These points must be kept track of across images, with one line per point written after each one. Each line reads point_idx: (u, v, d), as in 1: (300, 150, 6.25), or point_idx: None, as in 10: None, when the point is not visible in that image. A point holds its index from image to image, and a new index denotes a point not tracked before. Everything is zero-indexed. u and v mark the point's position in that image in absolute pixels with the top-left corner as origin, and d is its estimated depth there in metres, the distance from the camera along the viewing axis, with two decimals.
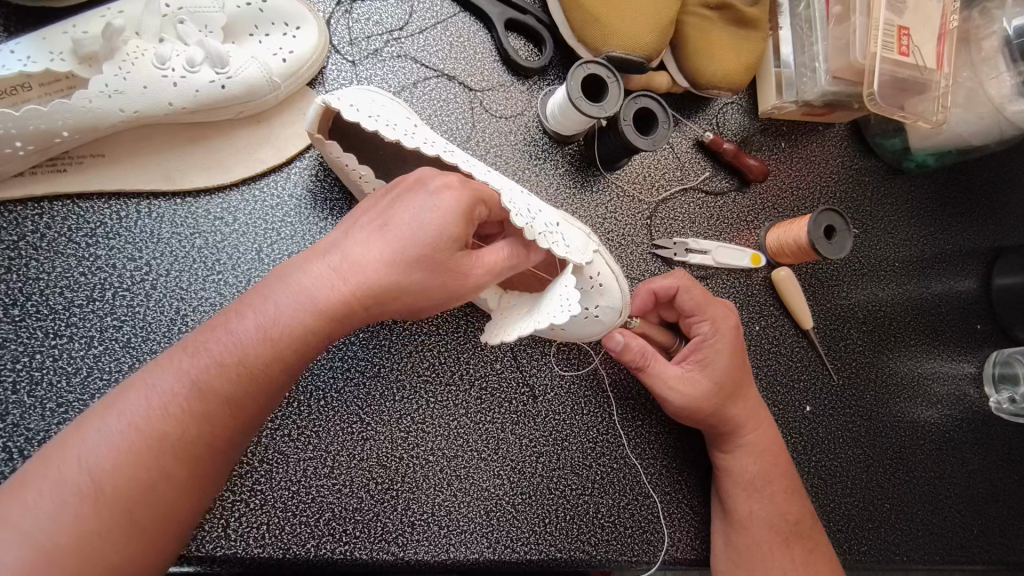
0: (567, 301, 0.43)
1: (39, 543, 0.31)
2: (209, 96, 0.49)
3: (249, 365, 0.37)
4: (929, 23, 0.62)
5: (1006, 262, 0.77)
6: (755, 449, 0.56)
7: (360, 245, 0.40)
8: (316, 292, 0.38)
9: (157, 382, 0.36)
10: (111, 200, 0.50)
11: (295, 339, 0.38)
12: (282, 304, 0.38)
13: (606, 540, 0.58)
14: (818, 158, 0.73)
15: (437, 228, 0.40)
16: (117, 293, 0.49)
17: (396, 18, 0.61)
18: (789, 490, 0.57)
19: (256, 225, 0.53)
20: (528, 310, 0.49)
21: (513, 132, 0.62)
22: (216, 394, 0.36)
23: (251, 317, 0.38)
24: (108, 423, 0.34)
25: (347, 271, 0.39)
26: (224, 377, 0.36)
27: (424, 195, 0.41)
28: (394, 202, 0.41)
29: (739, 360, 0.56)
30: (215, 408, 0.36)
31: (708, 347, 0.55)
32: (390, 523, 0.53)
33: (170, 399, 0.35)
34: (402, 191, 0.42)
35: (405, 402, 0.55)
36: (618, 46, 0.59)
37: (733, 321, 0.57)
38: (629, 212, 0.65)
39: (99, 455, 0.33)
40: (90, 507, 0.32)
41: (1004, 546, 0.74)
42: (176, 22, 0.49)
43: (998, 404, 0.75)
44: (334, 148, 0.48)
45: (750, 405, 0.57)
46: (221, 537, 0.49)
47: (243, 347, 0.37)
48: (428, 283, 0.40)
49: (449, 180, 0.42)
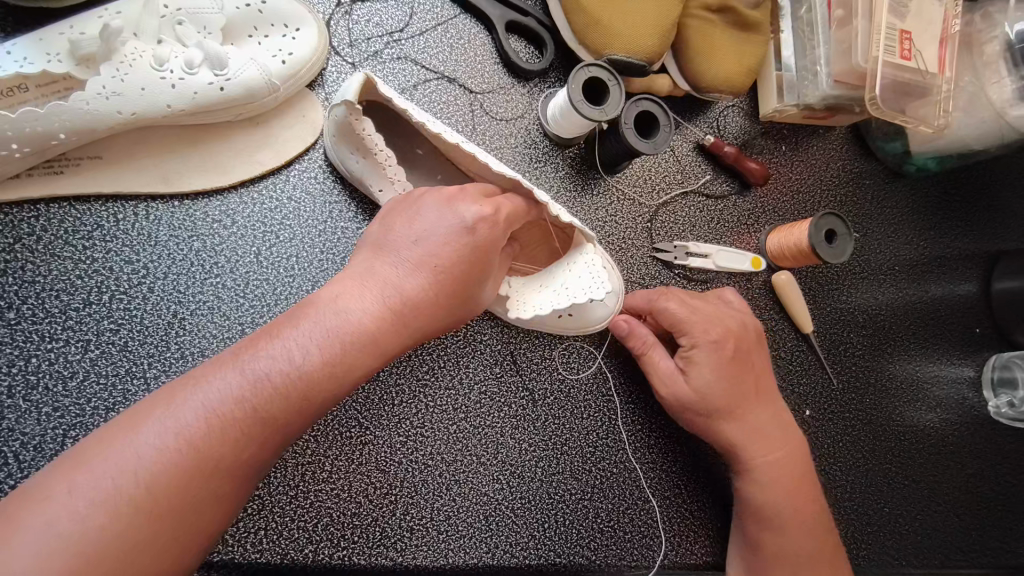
0: (598, 277, 0.50)
1: (82, 551, 0.31)
2: (208, 98, 0.48)
3: (292, 385, 0.39)
4: (931, 26, 0.62)
5: (1007, 266, 0.77)
6: (766, 474, 0.54)
7: (406, 276, 0.45)
8: (360, 319, 0.42)
9: (209, 399, 0.37)
10: (108, 202, 0.50)
11: (344, 367, 0.41)
12: (342, 330, 0.41)
13: (605, 544, 0.57)
14: (819, 161, 0.73)
15: (467, 257, 0.46)
16: (114, 296, 0.49)
17: (396, 20, 0.60)
18: (809, 519, 0.55)
19: (254, 228, 0.52)
20: (545, 285, 0.53)
21: (513, 135, 0.62)
22: (270, 417, 0.38)
23: (308, 336, 0.40)
24: (158, 435, 0.35)
25: (397, 304, 0.43)
26: (281, 401, 0.38)
27: (463, 229, 0.46)
28: (429, 228, 0.46)
29: (731, 373, 0.55)
30: (267, 430, 0.38)
31: (692, 358, 0.55)
32: (390, 529, 0.53)
33: (225, 417, 0.36)
34: (435, 209, 0.47)
35: (404, 406, 0.55)
36: (619, 49, 0.58)
37: (723, 330, 0.55)
38: (630, 215, 0.65)
39: (146, 466, 0.34)
40: (139, 522, 0.33)
41: (1003, 551, 0.74)
42: (175, 23, 0.48)
43: (997, 407, 0.75)
44: (367, 123, 0.47)
45: (753, 422, 0.55)
46: (219, 543, 0.49)
47: (301, 372, 0.39)
48: (457, 307, 0.47)
49: (483, 210, 0.47)
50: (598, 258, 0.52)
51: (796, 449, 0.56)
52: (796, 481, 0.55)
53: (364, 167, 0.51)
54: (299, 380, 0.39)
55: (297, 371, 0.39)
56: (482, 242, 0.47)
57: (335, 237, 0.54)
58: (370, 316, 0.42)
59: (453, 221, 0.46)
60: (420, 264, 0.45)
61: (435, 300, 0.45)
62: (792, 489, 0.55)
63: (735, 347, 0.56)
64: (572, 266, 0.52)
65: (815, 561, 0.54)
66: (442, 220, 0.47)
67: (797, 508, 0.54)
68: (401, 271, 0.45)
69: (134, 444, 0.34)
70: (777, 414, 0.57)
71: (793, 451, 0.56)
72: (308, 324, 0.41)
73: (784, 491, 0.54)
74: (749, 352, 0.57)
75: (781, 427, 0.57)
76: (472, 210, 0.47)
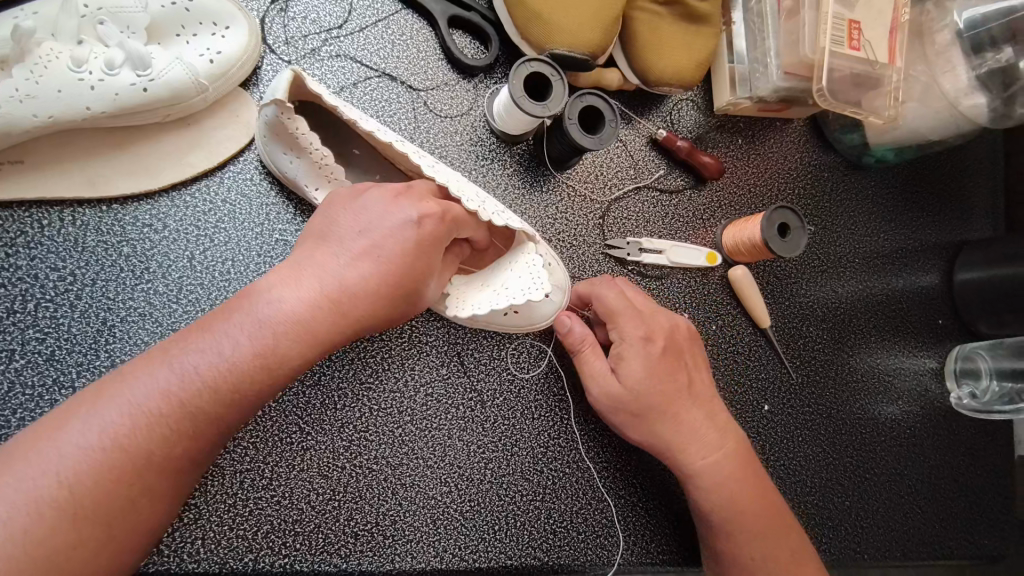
0: (537, 277, 0.49)
1: (8, 554, 0.31)
2: (130, 100, 0.47)
3: (220, 383, 0.38)
4: (881, 16, 0.61)
5: (969, 257, 0.77)
6: (705, 477, 0.54)
7: (347, 268, 0.43)
8: (298, 311, 0.40)
9: (139, 393, 0.36)
10: (32, 208, 0.49)
11: (277, 360, 0.39)
12: (274, 321, 0.40)
13: (558, 545, 0.57)
14: (776, 154, 0.72)
15: (411, 253, 0.44)
16: (39, 304, 0.48)
17: (335, 17, 0.59)
18: (767, 521, 0.54)
19: (187, 232, 0.51)
20: (486, 285, 0.52)
21: (459, 132, 0.61)
22: (199, 413, 0.37)
23: (241, 330, 0.39)
24: (82, 435, 0.35)
25: (337, 296, 0.42)
26: (208, 397, 0.37)
27: (409, 224, 0.44)
28: (373, 221, 0.44)
29: (661, 370, 0.54)
30: (199, 426, 0.37)
31: (620, 357, 0.54)
32: (333, 535, 0.52)
33: (152, 414, 0.36)
34: (378, 201, 0.45)
35: (347, 410, 0.54)
36: (561, 44, 0.57)
37: (648, 326, 0.55)
38: (581, 212, 0.64)
39: (69, 468, 0.34)
40: (65, 523, 0.33)
41: (965, 542, 0.74)
42: (96, 23, 0.47)
43: (958, 399, 0.74)
44: (300, 121, 0.46)
45: (687, 425, 0.54)
46: (155, 553, 0.48)
47: (231, 366, 0.38)
48: (403, 303, 0.45)
49: (427, 208, 0.46)
50: (540, 260, 0.50)
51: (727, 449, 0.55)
52: (747, 479, 0.55)
53: (298, 167, 0.50)
54: (230, 374, 0.38)
55: (227, 365, 0.38)
56: (427, 237, 0.45)
57: (272, 240, 0.53)
58: (304, 309, 0.40)
59: (397, 213, 0.45)
60: (363, 254, 0.43)
61: (376, 296, 0.43)
62: (741, 491, 0.54)
63: (664, 344, 0.55)
64: (514, 265, 0.52)
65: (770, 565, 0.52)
66: (387, 215, 0.45)
67: (750, 506, 0.54)
68: (342, 263, 0.43)
69: (57, 446, 0.34)
70: (708, 412, 0.56)
71: (734, 455, 0.55)
72: (242, 315, 0.40)
73: (732, 493, 0.54)
74: (682, 351, 0.57)
75: (722, 432, 0.56)
76: (417, 208, 0.45)
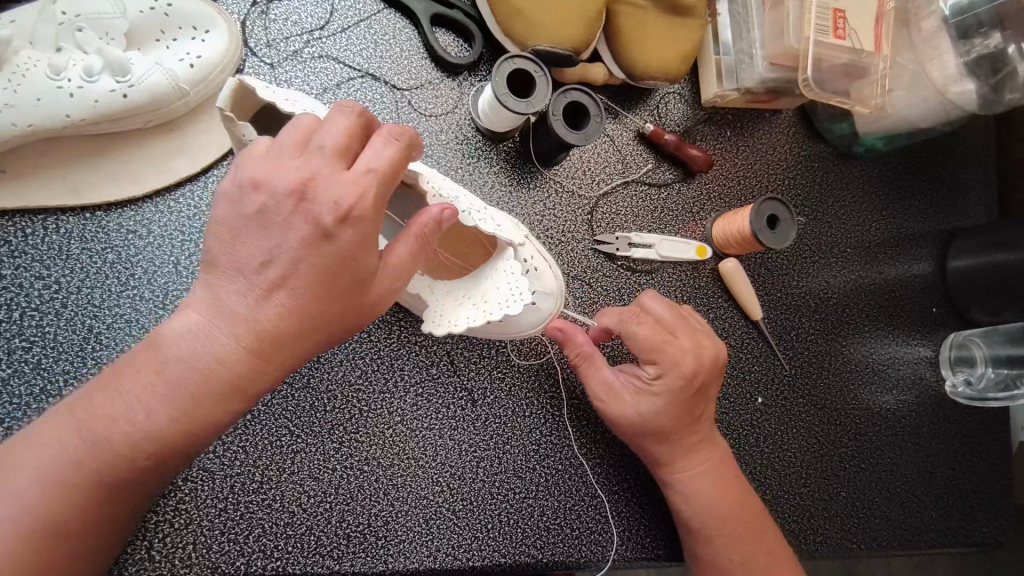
0: (517, 288, 0.48)
1: None
2: (111, 106, 0.47)
3: (134, 446, 0.37)
4: (866, 5, 0.61)
5: (961, 245, 0.76)
6: (693, 485, 0.54)
7: (264, 306, 0.37)
8: (209, 361, 0.37)
9: (51, 458, 0.36)
10: (15, 217, 0.49)
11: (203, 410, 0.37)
12: (184, 376, 0.37)
13: (551, 542, 0.57)
14: (765, 145, 0.72)
15: (345, 266, 0.37)
16: (24, 313, 0.48)
17: (317, 18, 0.59)
18: (751, 519, 0.55)
19: (172, 237, 0.51)
20: (466, 297, 0.50)
21: (444, 132, 0.61)
22: (115, 476, 0.37)
23: (148, 389, 0.37)
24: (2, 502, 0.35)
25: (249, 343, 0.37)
26: (121, 461, 0.37)
27: (324, 233, 0.36)
28: (282, 235, 0.36)
29: (684, 407, 0.53)
30: (120, 484, 0.38)
31: (650, 387, 0.53)
32: (325, 537, 0.52)
33: (68, 480, 0.37)
34: (283, 205, 0.36)
35: (336, 412, 0.54)
36: (545, 40, 0.57)
37: (696, 363, 0.53)
38: (569, 208, 0.64)
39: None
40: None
41: (963, 531, 0.74)
42: (74, 30, 0.47)
43: (954, 387, 0.75)
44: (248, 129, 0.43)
45: (689, 440, 0.54)
46: (146, 559, 0.48)
47: (141, 428, 0.37)
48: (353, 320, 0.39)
49: (343, 203, 0.36)
50: (517, 266, 0.49)
51: (725, 458, 0.56)
52: (731, 482, 0.55)
53: None
54: (142, 436, 0.37)
55: (136, 428, 0.37)
56: (351, 246, 0.37)
57: None
58: (224, 360, 0.37)
59: (301, 226, 0.36)
60: (270, 284, 0.37)
61: (302, 324, 0.37)
62: (725, 496, 0.55)
63: (702, 382, 0.53)
64: (496, 273, 0.50)
65: (750, 567, 0.53)
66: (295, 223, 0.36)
67: (735, 506, 0.55)
68: (250, 302, 0.37)
69: None
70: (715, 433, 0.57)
71: (724, 467, 0.56)
72: (167, 359, 0.37)
73: (717, 501, 0.54)
74: (710, 384, 0.54)
75: (712, 441, 0.56)
76: (327, 206, 0.36)
